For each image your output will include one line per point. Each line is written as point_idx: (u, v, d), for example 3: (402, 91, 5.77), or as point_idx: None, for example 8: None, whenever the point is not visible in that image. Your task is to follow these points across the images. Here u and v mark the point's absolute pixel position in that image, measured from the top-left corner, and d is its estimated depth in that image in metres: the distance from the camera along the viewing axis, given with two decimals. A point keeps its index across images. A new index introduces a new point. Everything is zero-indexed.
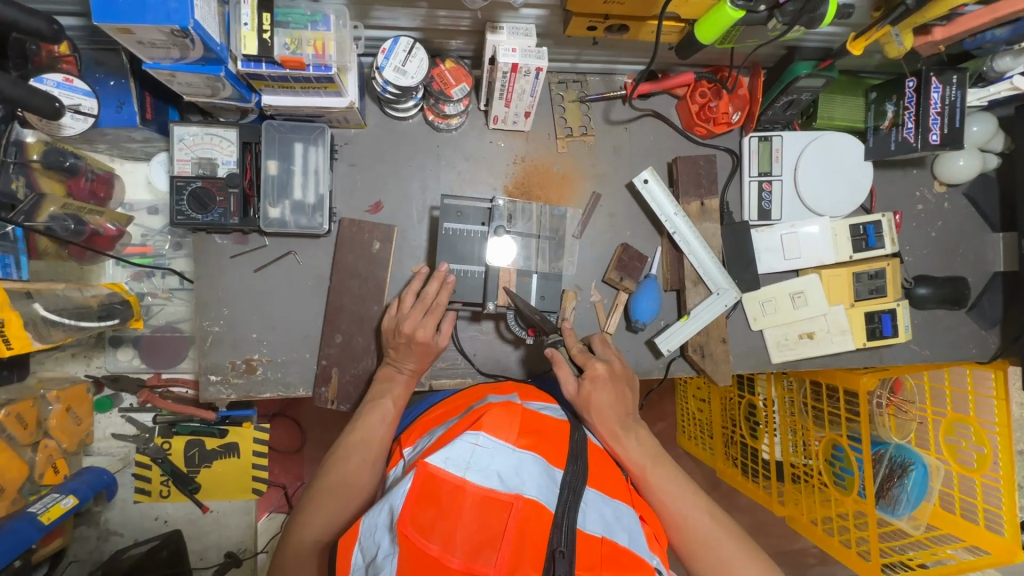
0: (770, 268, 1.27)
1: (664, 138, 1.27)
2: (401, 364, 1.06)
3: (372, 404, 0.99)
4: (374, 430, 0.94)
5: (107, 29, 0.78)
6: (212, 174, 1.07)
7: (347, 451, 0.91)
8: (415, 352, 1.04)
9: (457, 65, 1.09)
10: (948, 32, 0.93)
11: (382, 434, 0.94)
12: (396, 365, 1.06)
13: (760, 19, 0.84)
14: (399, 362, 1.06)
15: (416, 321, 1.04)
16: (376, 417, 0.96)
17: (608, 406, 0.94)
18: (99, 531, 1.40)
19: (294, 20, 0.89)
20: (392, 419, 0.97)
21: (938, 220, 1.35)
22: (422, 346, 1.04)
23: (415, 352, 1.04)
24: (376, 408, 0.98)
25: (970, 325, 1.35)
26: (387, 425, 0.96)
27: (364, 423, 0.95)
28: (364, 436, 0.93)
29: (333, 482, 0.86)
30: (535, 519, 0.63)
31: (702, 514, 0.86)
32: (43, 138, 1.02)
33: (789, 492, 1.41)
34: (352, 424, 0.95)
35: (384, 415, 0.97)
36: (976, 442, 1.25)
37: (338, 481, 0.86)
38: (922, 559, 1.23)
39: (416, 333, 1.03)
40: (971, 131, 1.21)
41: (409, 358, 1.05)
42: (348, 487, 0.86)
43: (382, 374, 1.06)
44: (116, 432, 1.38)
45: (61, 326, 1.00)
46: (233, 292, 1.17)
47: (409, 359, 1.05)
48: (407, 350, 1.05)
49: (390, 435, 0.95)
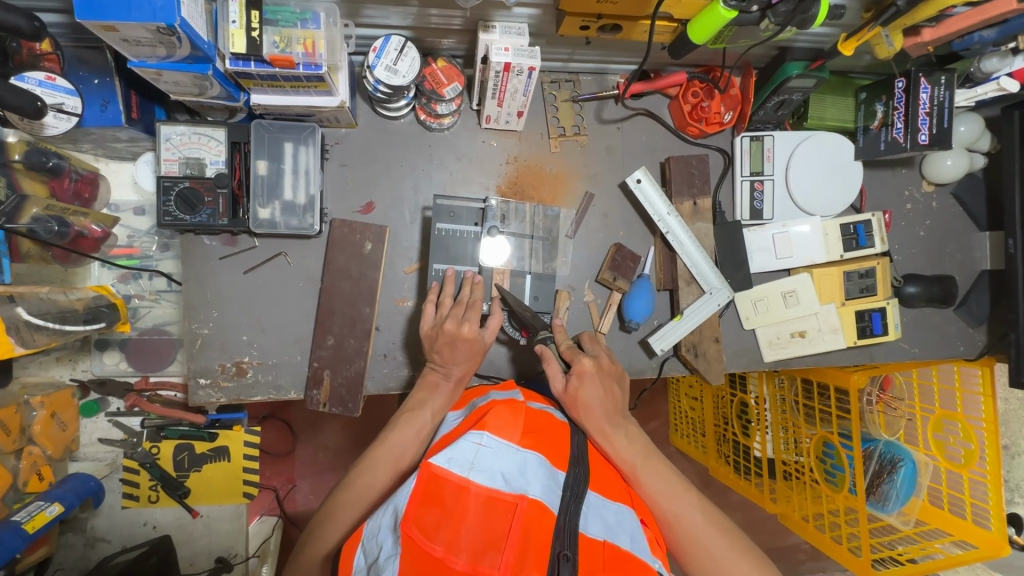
0: (762, 267, 1.27)
1: (657, 138, 1.27)
2: (447, 370, 0.99)
3: (407, 414, 0.93)
4: (405, 450, 0.88)
5: (90, 27, 0.76)
6: (200, 174, 1.05)
7: (376, 465, 0.87)
8: (460, 353, 0.99)
9: (449, 63, 1.07)
10: (937, 33, 0.94)
11: (414, 453, 0.89)
12: (442, 371, 0.99)
13: (752, 20, 0.84)
14: (445, 366, 0.99)
15: (457, 319, 1.01)
16: (410, 433, 0.90)
17: (596, 402, 0.93)
18: (85, 538, 1.37)
19: (283, 18, 0.88)
20: (427, 435, 0.91)
21: (927, 219, 1.36)
22: (467, 342, 0.98)
23: (463, 352, 0.99)
24: (413, 421, 0.91)
25: (958, 324, 1.37)
26: (420, 442, 0.90)
27: (397, 437, 0.89)
28: (395, 452, 0.88)
29: (358, 494, 0.85)
30: (539, 520, 0.62)
31: (694, 510, 0.85)
32: (25, 138, 1.00)
33: (781, 490, 1.43)
34: (384, 433, 0.90)
35: (419, 430, 0.90)
36: (963, 438, 1.27)
37: (362, 496, 0.85)
38: (911, 554, 1.24)
39: (462, 328, 0.99)
40: (958, 131, 1.23)
41: (457, 362, 0.99)
42: (371, 501, 0.85)
43: (426, 380, 1.00)
44: (103, 437, 1.35)
45: (45, 330, 0.98)
46: (222, 294, 1.15)
47: (455, 364, 0.99)
48: (452, 351, 0.99)
49: (422, 455, 0.89)
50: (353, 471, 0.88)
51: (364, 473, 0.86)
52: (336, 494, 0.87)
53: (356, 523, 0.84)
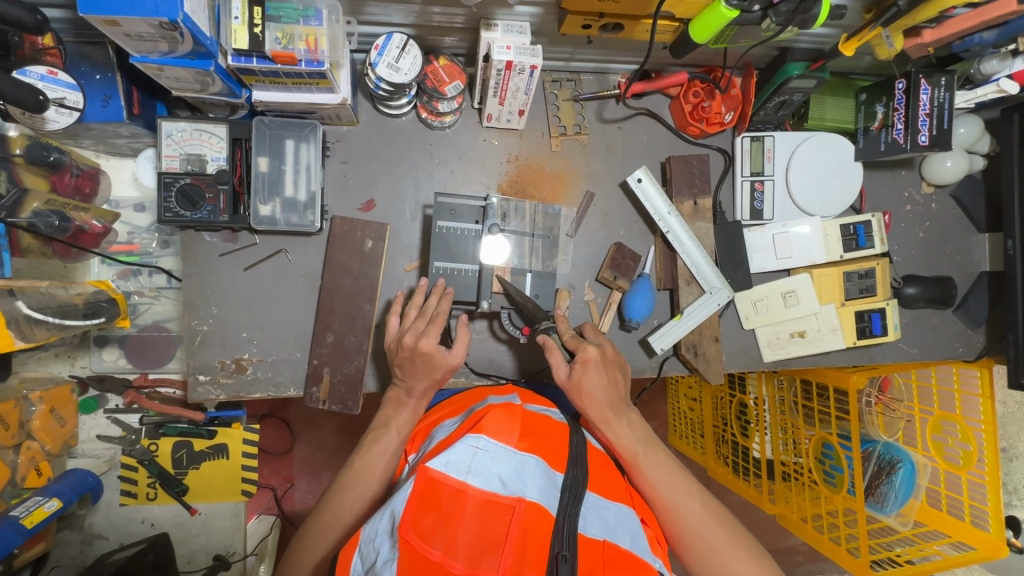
0: (762, 267, 1.27)
1: (658, 137, 1.28)
2: (409, 387, 0.99)
3: (374, 435, 0.94)
4: (373, 469, 0.89)
5: (93, 21, 0.76)
6: (201, 171, 1.05)
7: (346, 489, 0.88)
8: (419, 369, 0.97)
9: (450, 61, 1.07)
10: (937, 34, 0.94)
11: (383, 471, 0.89)
12: (404, 388, 0.99)
13: (754, 19, 0.84)
14: (406, 382, 0.98)
15: (417, 333, 0.98)
16: (376, 452, 0.91)
17: (599, 391, 0.93)
18: (83, 535, 1.37)
19: (286, 15, 0.88)
20: (394, 452, 0.92)
21: (926, 220, 1.36)
22: (425, 358, 0.96)
23: (421, 369, 0.96)
24: (378, 441, 0.92)
25: (957, 325, 1.37)
26: (388, 460, 0.91)
27: (364, 458, 0.90)
28: (364, 472, 0.89)
29: (330, 523, 0.86)
30: (537, 523, 0.62)
31: (693, 500, 0.86)
32: (27, 132, 1.00)
33: (779, 491, 1.43)
34: (353, 456, 0.91)
35: (385, 449, 0.91)
36: (962, 440, 1.28)
37: (335, 522, 0.85)
38: (910, 555, 1.24)
39: (419, 343, 0.96)
40: (958, 133, 1.23)
41: (417, 378, 0.97)
42: (346, 528, 0.86)
43: (391, 397, 1.00)
44: (101, 434, 1.35)
45: (45, 324, 0.98)
46: (222, 290, 1.15)
47: (416, 379, 0.97)
48: (412, 367, 0.97)
49: (392, 471, 0.90)
50: (325, 497, 0.89)
51: (335, 498, 0.87)
52: (309, 521, 0.88)
53: (332, 548, 0.85)
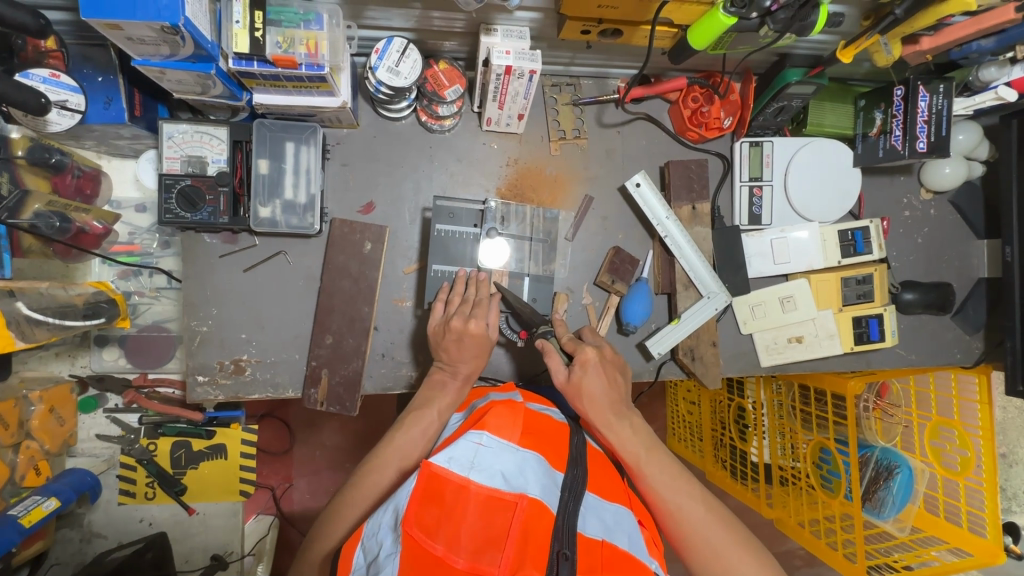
0: (760, 272, 1.28)
1: (657, 142, 1.28)
2: (454, 368, 1.01)
3: (415, 413, 0.94)
4: (412, 449, 0.90)
5: (95, 25, 0.77)
6: (201, 173, 1.06)
7: (382, 464, 0.88)
8: (468, 350, 1.00)
9: (450, 66, 1.08)
10: (935, 42, 0.95)
11: (420, 452, 0.90)
12: (450, 369, 1.01)
13: (751, 27, 0.85)
14: (453, 365, 1.01)
15: (465, 317, 1.02)
16: (416, 431, 0.91)
17: (599, 392, 0.93)
18: (82, 534, 1.37)
19: (286, 19, 0.88)
20: (433, 435, 0.92)
21: (925, 227, 1.37)
22: (475, 339, 1.00)
23: (470, 349, 1.00)
24: (419, 419, 0.92)
25: (954, 331, 1.37)
26: (426, 442, 0.91)
27: (404, 436, 0.91)
28: (402, 450, 0.89)
29: (361, 493, 0.86)
30: (538, 519, 0.63)
31: (696, 503, 0.86)
32: (29, 135, 1.01)
33: (778, 494, 1.41)
34: (392, 432, 0.91)
35: (425, 429, 0.92)
36: (960, 445, 1.27)
37: (366, 495, 0.86)
38: (907, 560, 1.24)
39: (469, 325, 1.00)
40: (956, 139, 1.24)
41: (465, 359, 1.00)
42: (373, 501, 0.86)
43: (434, 378, 1.01)
44: (100, 433, 1.36)
45: (46, 324, 0.99)
46: (221, 291, 1.16)
47: (463, 361, 1.00)
48: (460, 348, 1.00)
49: (427, 455, 0.90)
50: (361, 469, 0.89)
51: (371, 471, 0.88)
52: (342, 493, 0.88)
53: (359, 521, 0.85)
